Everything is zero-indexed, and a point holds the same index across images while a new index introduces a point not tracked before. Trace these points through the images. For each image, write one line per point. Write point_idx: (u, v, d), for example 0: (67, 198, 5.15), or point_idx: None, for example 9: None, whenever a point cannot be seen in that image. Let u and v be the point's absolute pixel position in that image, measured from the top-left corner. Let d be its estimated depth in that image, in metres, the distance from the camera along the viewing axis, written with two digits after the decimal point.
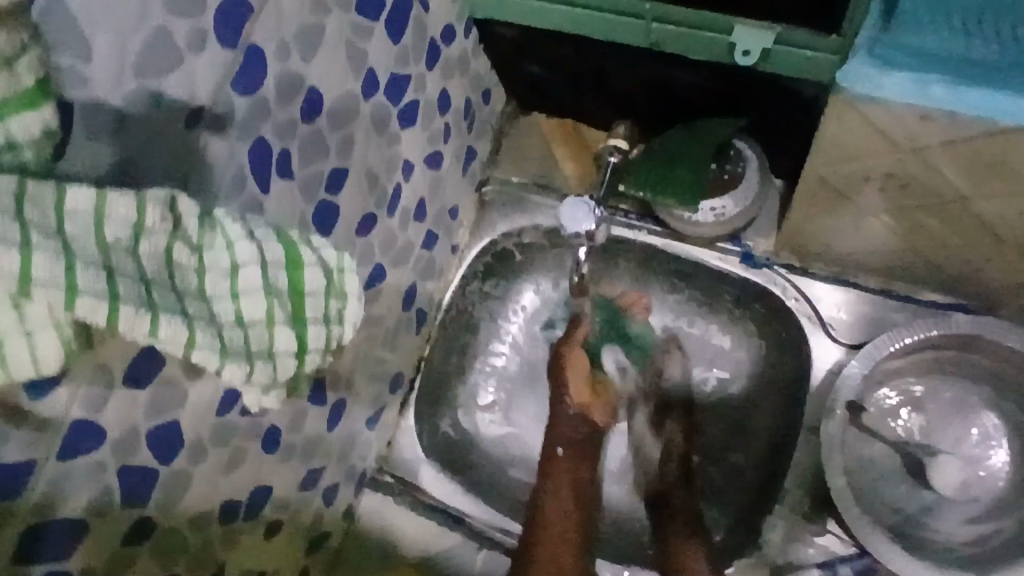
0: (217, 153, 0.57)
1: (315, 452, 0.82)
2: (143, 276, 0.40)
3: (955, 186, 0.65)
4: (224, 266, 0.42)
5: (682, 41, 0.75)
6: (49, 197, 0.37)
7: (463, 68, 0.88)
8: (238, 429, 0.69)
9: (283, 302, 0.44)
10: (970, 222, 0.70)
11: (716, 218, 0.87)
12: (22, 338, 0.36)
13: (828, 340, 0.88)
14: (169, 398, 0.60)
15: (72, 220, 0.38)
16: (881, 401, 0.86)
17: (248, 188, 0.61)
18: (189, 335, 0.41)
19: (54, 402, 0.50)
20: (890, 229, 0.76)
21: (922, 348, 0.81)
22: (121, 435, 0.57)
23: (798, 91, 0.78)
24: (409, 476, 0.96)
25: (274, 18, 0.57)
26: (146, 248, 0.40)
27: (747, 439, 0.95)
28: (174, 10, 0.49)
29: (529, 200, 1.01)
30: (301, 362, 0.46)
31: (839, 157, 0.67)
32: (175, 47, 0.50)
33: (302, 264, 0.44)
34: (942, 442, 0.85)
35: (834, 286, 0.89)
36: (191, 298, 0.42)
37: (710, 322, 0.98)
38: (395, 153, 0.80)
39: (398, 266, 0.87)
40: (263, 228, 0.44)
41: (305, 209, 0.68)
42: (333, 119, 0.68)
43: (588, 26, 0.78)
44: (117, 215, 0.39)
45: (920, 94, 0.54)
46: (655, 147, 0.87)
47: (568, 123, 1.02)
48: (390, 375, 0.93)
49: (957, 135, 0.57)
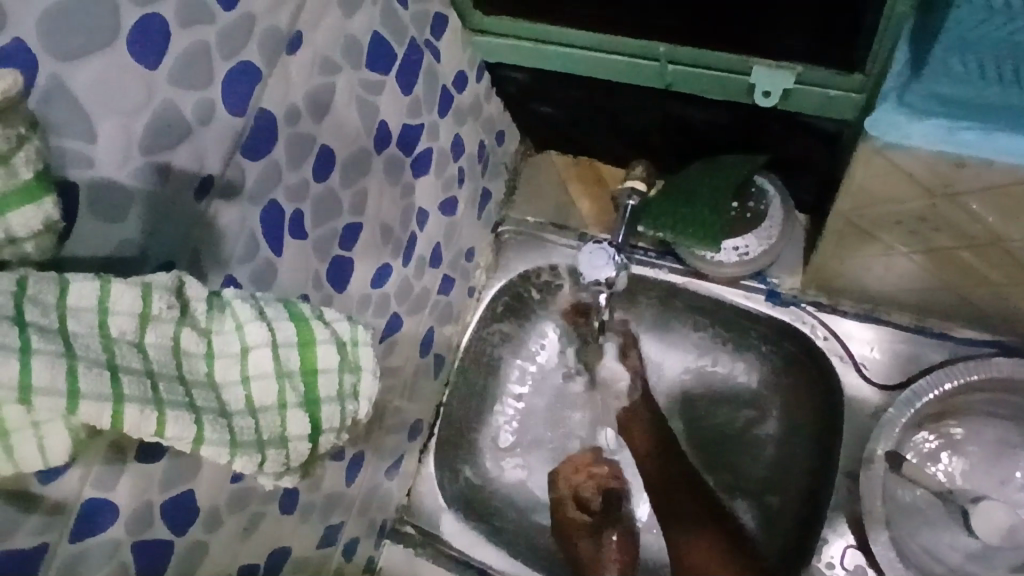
0: (229, 220, 0.56)
1: (335, 508, 0.80)
2: (149, 370, 0.38)
3: (991, 229, 0.63)
4: (234, 350, 0.41)
5: (698, 82, 0.76)
6: (51, 294, 0.36)
7: (476, 112, 0.87)
8: (255, 493, 0.67)
9: (294, 384, 0.42)
10: (1007, 262, 0.67)
11: (739, 257, 0.86)
12: (28, 433, 0.35)
13: (860, 379, 0.85)
14: (185, 469, 0.58)
15: (74, 318, 0.37)
16: (920, 445, 0.82)
17: (261, 252, 0.60)
18: (198, 432, 0.39)
19: (66, 485, 0.49)
20: (921, 271, 0.74)
21: (961, 391, 0.78)
22: (136, 510, 0.55)
23: (817, 126, 0.76)
24: (430, 526, 0.93)
25: (284, 82, 0.58)
26: (153, 338, 0.39)
27: (781, 482, 0.91)
28: (184, 84, 0.49)
29: (544, 239, 0.98)
30: (316, 443, 0.44)
31: (871, 200, 0.65)
32: (185, 121, 0.50)
33: (314, 341, 0.43)
34: (986, 486, 0.81)
35: (865, 324, 0.86)
36: (200, 387, 0.40)
37: (736, 360, 0.95)
38: (409, 202, 0.79)
39: (415, 314, 0.86)
40: (274, 306, 0.43)
41: (319, 267, 0.67)
42: (345, 175, 0.68)
43: (602, 67, 0.79)
44: (121, 307, 0.38)
45: (952, 139, 0.54)
46: (673, 185, 0.85)
47: (584, 161, 1.01)
48: (409, 424, 0.91)
49: (996, 181, 0.57)
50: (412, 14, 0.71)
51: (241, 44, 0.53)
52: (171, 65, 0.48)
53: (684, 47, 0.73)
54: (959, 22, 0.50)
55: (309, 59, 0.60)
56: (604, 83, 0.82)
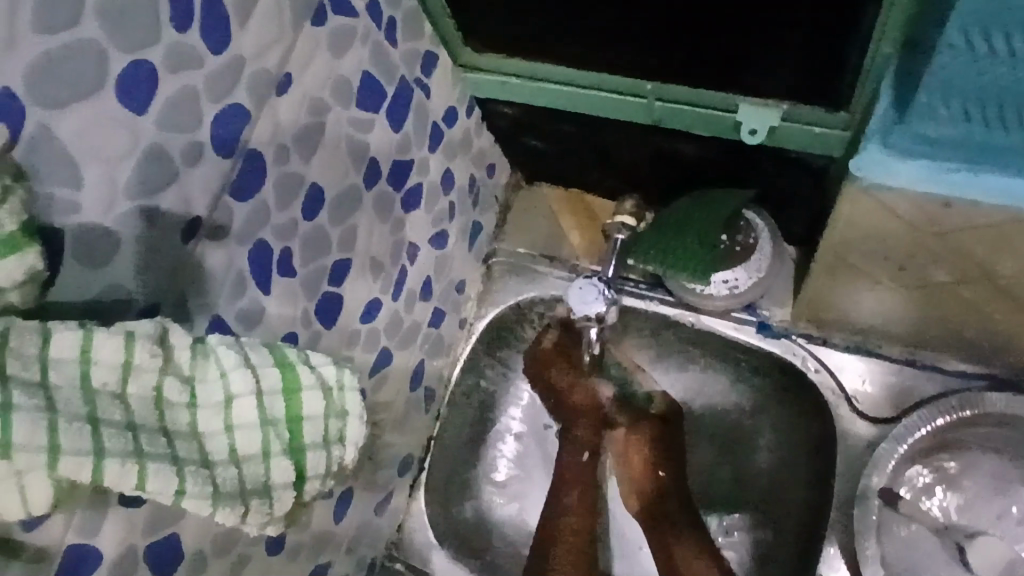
0: (216, 260, 0.56)
1: (323, 547, 0.79)
2: (130, 423, 0.38)
3: (981, 262, 0.64)
4: (217, 399, 0.41)
5: (686, 119, 0.77)
6: (33, 346, 0.36)
7: (466, 147, 0.88)
8: (241, 534, 0.66)
9: (279, 431, 0.42)
10: (994, 292, 0.68)
11: (729, 290, 0.86)
12: (13, 481, 0.34)
13: (852, 413, 0.85)
14: (168, 513, 0.57)
15: (56, 369, 0.36)
16: (914, 479, 0.82)
17: (248, 292, 0.59)
18: (179, 484, 0.39)
19: (49, 532, 0.49)
20: (911, 305, 0.75)
21: (954, 426, 0.77)
22: (119, 557, 0.54)
23: (804, 161, 0.77)
24: (422, 563, 0.92)
25: (273, 122, 0.58)
26: (135, 389, 0.38)
27: (773, 515, 0.91)
28: (171, 129, 0.50)
29: (536, 271, 0.98)
30: (301, 491, 0.44)
31: (859, 237, 0.66)
32: (172, 165, 0.50)
33: (299, 387, 0.43)
34: (982, 522, 0.81)
35: (856, 356, 0.86)
36: (182, 438, 0.40)
37: (728, 392, 0.95)
38: (399, 237, 0.79)
39: (405, 347, 0.85)
40: (258, 352, 0.43)
41: (308, 305, 0.67)
42: (334, 213, 0.68)
43: (590, 103, 0.80)
44: (105, 358, 0.37)
45: (940, 179, 0.55)
46: (663, 218, 0.86)
47: (574, 192, 1.01)
48: (398, 458, 0.90)
49: (986, 221, 0.58)
50: (402, 53, 0.72)
51: (229, 87, 0.53)
52: (158, 111, 0.48)
53: (670, 85, 0.75)
54: (939, 74, 0.50)
55: (298, 99, 0.60)
56: (594, 120, 0.83)
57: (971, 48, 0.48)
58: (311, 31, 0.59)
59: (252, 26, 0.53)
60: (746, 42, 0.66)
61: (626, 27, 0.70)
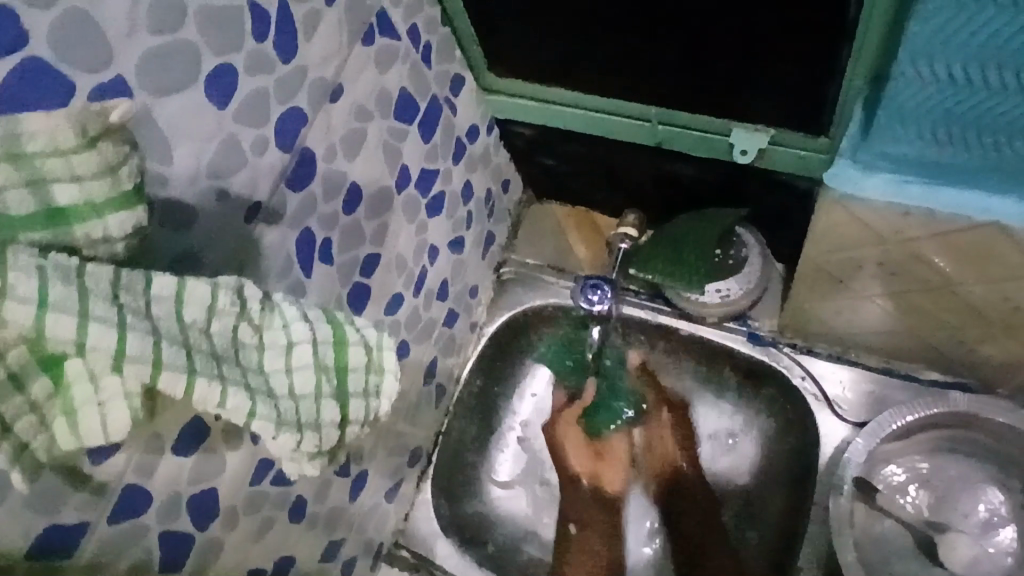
0: (270, 240, 0.64)
1: (337, 523, 0.85)
2: (214, 352, 0.45)
3: (944, 273, 0.72)
4: (280, 344, 0.47)
5: (685, 141, 0.86)
6: (139, 282, 0.42)
7: (485, 162, 0.97)
8: (268, 498, 0.72)
9: (329, 377, 0.49)
10: (959, 303, 0.76)
11: (721, 299, 0.94)
12: (96, 407, 0.43)
13: (834, 417, 0.92)
14: (211, 466, 0.64)
15: (158, 304, 0.43)
16: (889, 478, 0.88)
17: (294, 271, 0.67)
18: (251, 407, 0.46)
19: (111, 467, 0.54)
20: (886, 314, 0.83)
21: (921, 426, 0.85)
22: (166, 500, 0.61)
23: (790, 183, 0.86)
24: (426, 550, 0.97)
25: (326, 123, 0.67)
26: (217, 327, 0.45)
27: (759, 516, 0.97)
28: (246, 122, 0.58)
29: (545, 280, 1.06)
30: (343, 432, 0.51)
31: (834, 248, 0.75)
32: (242, 153, 0.58)
33: (346, 342, 0.50)
34: (954, 520, 0.86)
35: (837, 365, 0.93)
36: (253, 373, 0.46)
37: (719, 401, 1.02)
38: (422, 239, 0.87)
39: (422, 342, 0.93)
40: (315, 310, 0.49)
41: (341, 290, 0.75)
42: (369, 210, 0.76)
43: (599, 125, 0.89)
44: (194, 299, 0.44)
45: (899, 190, 0.64)
46: (661, 232, 0.95)
47: (580, 211, 1.10)
48: (410, 447, 0.96)
49: (937, 229, 0.66)
50: (435, 73, 0.81)
51: (294, 91, 0.62)
52: (235, 105, 0.57)
53: (670, 110, 0.84)
54: (894, 97, 0.59)
55: (348, 106, 0.69)
56: (601, 141, 0.92)
57: (918, 76, 0.57)
58: (361, 48, 0.68)
59: (316, 40, 0.62)
60: (735, 72, 0.75)
61: (636, 57, 0.78)
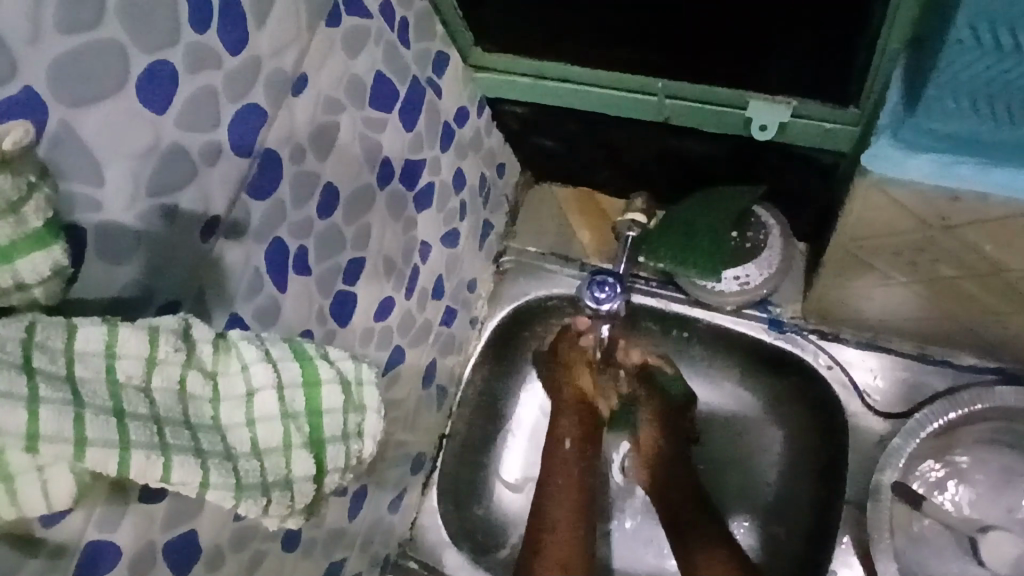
0: (234, 259, 0.56)
1: (337, 543, 0.79)
2: (155, 416, 0.38)
3: (991, 255, 0.65)
4: (239, 393, 0.41)
5: (694, 115, 0.78)
6: (59, 339, 0.36)
7: (477, 145, 0.89)
8: (257, 531, 0.66)
9: (300, 424, 0.42)
10: (1007, 289, 0.69)
11: (740, 286, 0.86)
12: (35, 475, 0.35)
13: (865, 408, 0.85)
14: (188, 507, 0.58)
15: (82, 363, 0.37)
16: (926, 474, 0.83)
17: (265, 289, 0.60)
18: (203, 477, 0.39)
19: (70, 526, 0.48)
20: (923, 301, 0.76)
21: (965, 420, 0.78)
22: (140, 551, 0.55)
23: (813, 157, 0.78)
24: (434, 561, 0.93)
25: (289, 121, 0.59)
26: (159, 382, 0.39)
27: (784, 512, 0.91)
28: (191, 128, 0.50)
29: (548, 269, 0.99)
30: (320, 484, 0.44)
31: (871, 232, 0.67)
32: (191, 164, 0.51)
33: (319, 380, 0.43)
34: (993, 515, 0.82)
35: (867, 352, 0.86)
36: (206, 431, 0.40)
37: (737, 388, 0.96)
38: (411, 236, 0.80)
39: (417, 345, 0.86)
40: (279, 346, 0.43)
41: (322, 303, 0.68)
42: (348, 212, 0.69)
43: (601, 101, 0.80)
44: (129, 351, 0.38)
45: (948, 172, 0.56)
46: (671, 217, 0.86)
47: (583, 191, 1.02)
48: (410, 457, 0.90)
49: (993, 213, 0.59)
50: (414, 53, 0.73)
51: (247, 87, 0.54)
52: (178, 109, 0.49)
53: (679, 83, 0.75)
54: (946, 67, 0.51)
55: (314, 98, 0.61)
56: (602, 118, 0.84)
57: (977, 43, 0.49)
58: (326, 31, 0.60)
59: (269, 26, 0.54)
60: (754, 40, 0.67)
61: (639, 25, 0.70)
